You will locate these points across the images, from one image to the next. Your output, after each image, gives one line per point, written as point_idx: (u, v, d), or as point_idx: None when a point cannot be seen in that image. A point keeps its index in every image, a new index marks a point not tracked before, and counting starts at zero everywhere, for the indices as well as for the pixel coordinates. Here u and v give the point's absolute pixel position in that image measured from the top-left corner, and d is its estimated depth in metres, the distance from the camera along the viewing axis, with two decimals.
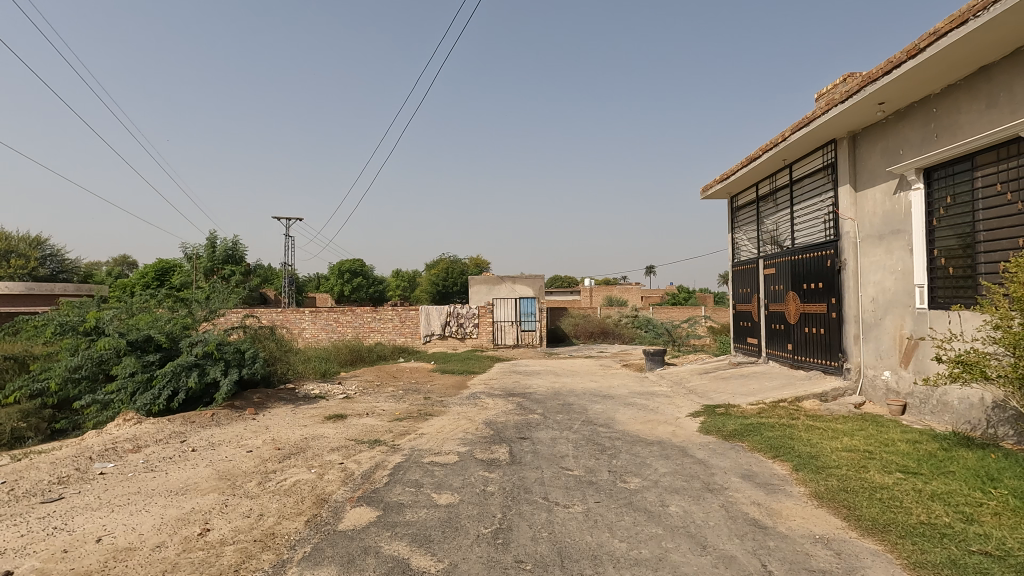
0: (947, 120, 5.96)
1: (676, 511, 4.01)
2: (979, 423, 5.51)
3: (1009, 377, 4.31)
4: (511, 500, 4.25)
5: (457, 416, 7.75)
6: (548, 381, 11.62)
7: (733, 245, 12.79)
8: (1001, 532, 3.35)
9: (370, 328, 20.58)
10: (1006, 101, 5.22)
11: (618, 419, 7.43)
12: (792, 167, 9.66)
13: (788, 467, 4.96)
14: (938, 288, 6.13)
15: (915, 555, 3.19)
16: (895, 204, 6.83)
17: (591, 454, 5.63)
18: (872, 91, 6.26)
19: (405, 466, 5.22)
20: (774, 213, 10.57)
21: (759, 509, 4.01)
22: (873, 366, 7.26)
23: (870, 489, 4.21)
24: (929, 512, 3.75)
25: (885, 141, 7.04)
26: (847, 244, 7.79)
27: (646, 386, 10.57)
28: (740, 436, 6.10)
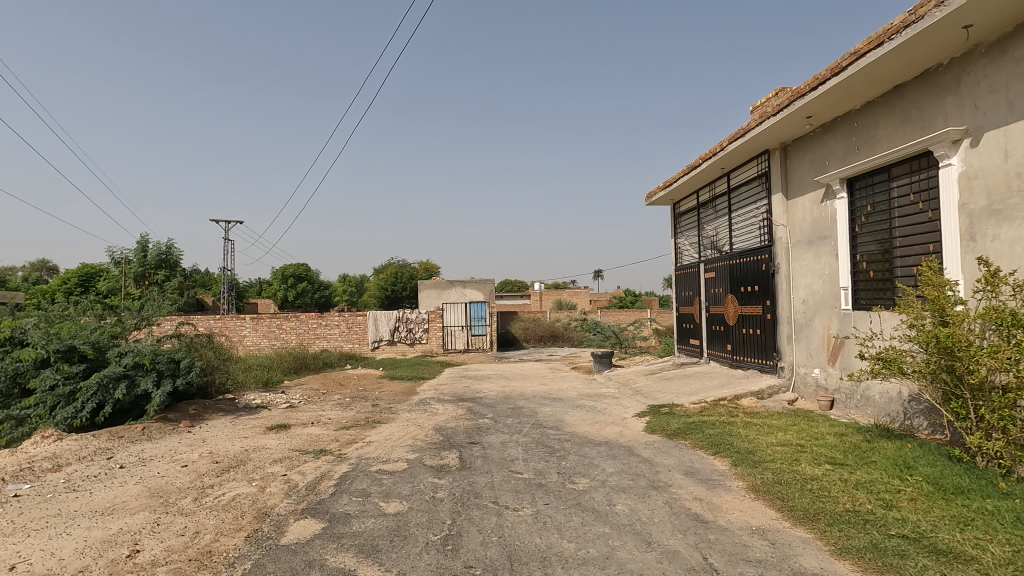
0: (867, 134, 6.41)
1: (623, 510, 4.10)
2: (897, 416, 5.93)
3: (922, 372, 4.66)
4: (460, 505, 4.23)
5: (406, 423, 7.64)
6: (498, 386, 11.62)
7: (676, 250, 13.25)
8: (916, 516, 3.63)
9: (316, 335, 19.98)
10: (918, 117, 5.66)
11: (567, 421, 7.52)
12: (729, 175, 10.13)
13: (728, 463, 5.18)
14: (861, 290, 6.58)
15: (842, 541, 3.40)
16: (822, 211, 7.28)
17: (540, 457, 5.68)
18: (801, 105, 6.65)
19: (351, 475, 5.09)
20: (713, 219, 11.03)
21: (701, 504, 4.16)
22: (804, 365, 7.68)
23: (801, 480, 4.46)
24: (853, 500, 4.00)
25: (813, 152, 7.49)
26: (780, 249, 8.21)
27: (595, 388, 10.75)
28: (684, 434, 6.32)
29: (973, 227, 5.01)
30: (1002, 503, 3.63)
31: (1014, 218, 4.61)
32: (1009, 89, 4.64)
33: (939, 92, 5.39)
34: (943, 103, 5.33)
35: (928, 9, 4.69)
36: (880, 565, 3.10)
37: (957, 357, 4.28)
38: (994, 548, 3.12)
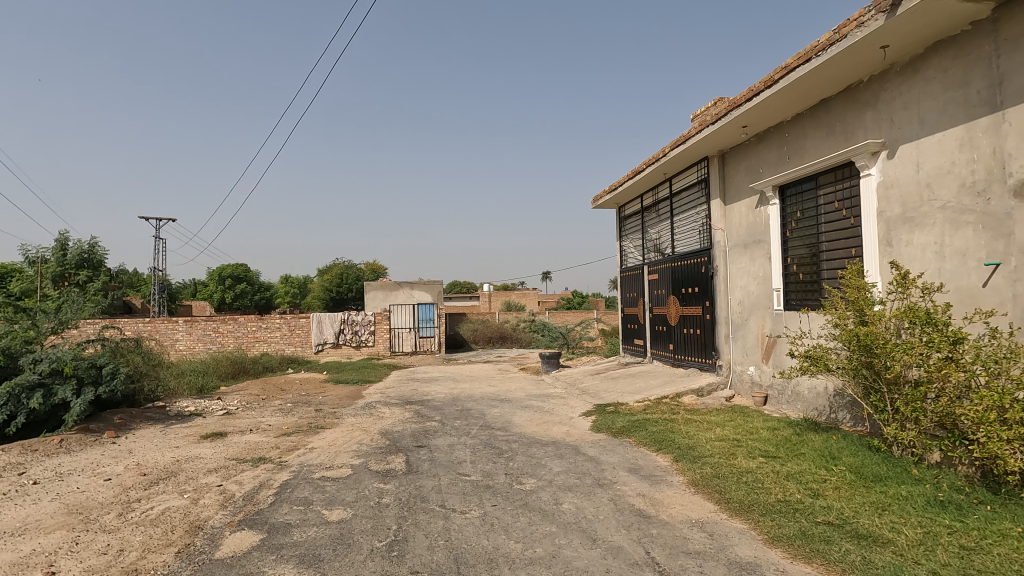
0: (797, 144, 6.78)
1: (569, 508, 4.16)
2: (823, 410, 6.30)
3: (845, 368, 4.98)
4: (406, 510, 4.16)
5: (351, 428, 7.46)
6: (447, 388, 11.53)
7: (621, 253, 13.58)
8: (840, 504, 3.87)
9: (255, 337, 19.18)
10: (842, 130, 6.04)
11: (515, 422, 7.56)
12: (671, 180, 10.48)
13: (670, 459, 5.36)
14: (792, 291, 6.96)
15: (774, 530, 3.58)
16: (757, 216, 7.65)
17: (488, 458, 5.68)
18: (737, 115, 6.97)
19: (292, 483, 4.92)
20: (657, 222, 11.37)
21: (644, 500, 4.28)
22: (740, 363, 8.04)
23: (738, 474, 4.66)
24: (784, 490, 4.23)
25: (748, 160, 7.86)
26: (718, 252, 8.57)
27: (543, 388, 10.86)
28: (629, 432, 6.47)
29: (890, 233, 5.40)
30: (914, 489, 3.93)
31: (925, 224, 4.99)
32: (920, 105, 5.03)
33: (860, 106, 5.78)
34: (864, 117, 5.72)
35: (851, 28, 5.01)
36: (808, 551, 3.28)
37: (874, 354, 4.61)
38: (907, 531, 3.38)
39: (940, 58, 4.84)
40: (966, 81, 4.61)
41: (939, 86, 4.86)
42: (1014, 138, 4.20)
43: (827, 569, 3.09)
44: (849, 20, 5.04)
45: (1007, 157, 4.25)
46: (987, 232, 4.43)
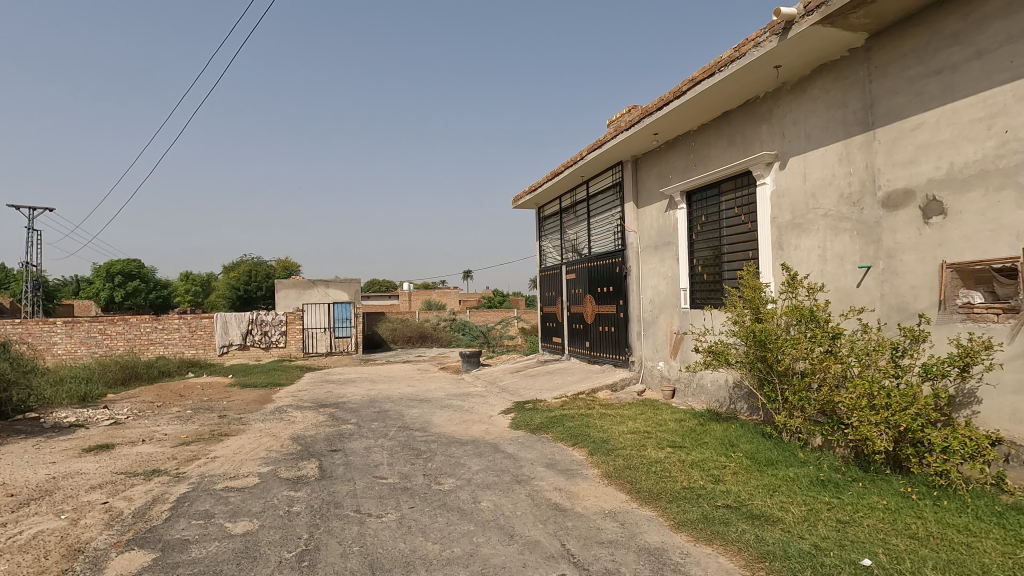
0: (702, 153, 7.23)
1: (487, 506, 4.18)
2: (724, 401, 6.77)
3: (743, 362, 5.39)
4: (319, 517, 4.00)
5: (259, 434, 7.05)
6: (364, 389, 11.20)
7: (540, 252, 13.84)
8: (738, 487, 4.18)
9: (150, 339, 17.64)
10: (741, 141, 6.51)
11: (433, 422, 7.48)
12: (588, 183, 10.81)
13: (585, 452, 5.53)
14: (698, 291, 7.41)
15: (679, 515, 3.80)
16: (666, 220, 8.07)
17: (406, 459, 5.58)
18: (649, 123, 7.31)
19: (191, 496, 4.57)
20: (574, 223, 11.68)
21: (560, 494, 4.39)
22: (651, 358, 8.46)
23: (647, 464, 4.90)
24: (689, 477, 4.50)
25: (659, 166, 8.28)
26: (631, 253, 8.96)
27: (463, 387, 10.83)
28: (546, 428, 6.61)
29: (781, 237, 5.89)
30: (801, 471, 4.32)
31: (810, 230, 5.50)
32: (807, 122, 5.54)
33: (757, 120, 6.26)
34: (760, 130, 6.20)
35: (749, 47, 5.41)
36: (708, 533, 3.51)
37: (767, 348, 5.02)
38: (793, 509, 3.72)
39: (824, 80, 5.34)
40: (844, 102, 5.12)
41: (823, 105, 5.36)
42: (883, 155, 4.72)
43: (726, 548, 3.32)
44: (747, 39, 5.43)
45: (877, 171, 4.77)
46: (860, 238, 4.95)
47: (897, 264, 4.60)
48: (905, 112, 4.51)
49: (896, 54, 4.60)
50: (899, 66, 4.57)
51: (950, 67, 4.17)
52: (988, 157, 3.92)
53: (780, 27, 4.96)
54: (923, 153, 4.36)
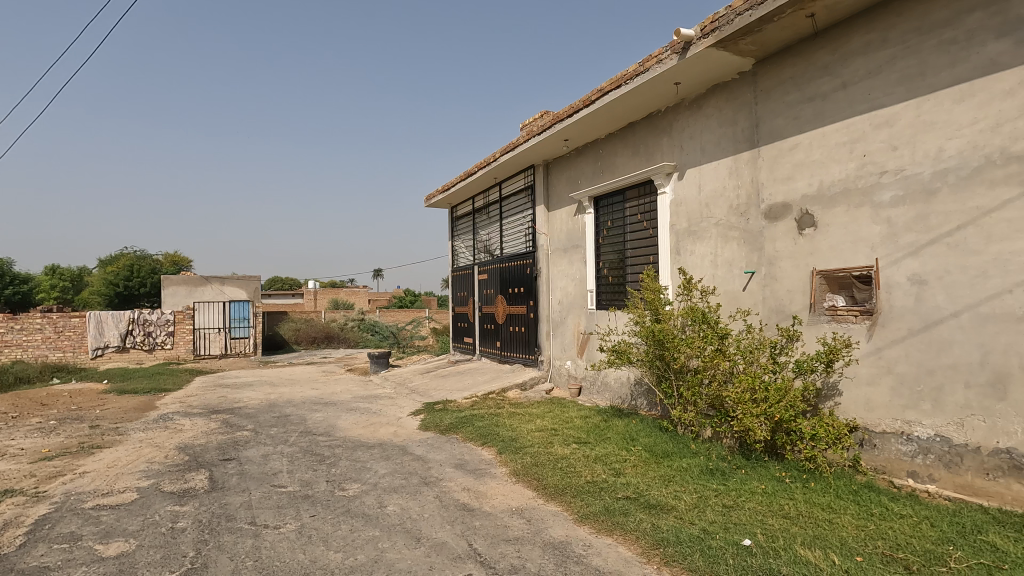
0: (609, 160, 7.55)
1: (394, 510, 4.09)
2: (626, 397, 7.11)
3: (643, 360, 5.70)
4: (208, 533, 3.71)
5: (139, 444, 6.42)
6: (263, 393, 10.55)
7: (453, 252, 13.78)
8: (637, 479, 4.41)
9: (4, 341, 15.49)
10: (644, 151, 6.88)
11: (338, 426, 7.20)
12: (501, 184, 10.91)
13: (494, 451, 5.59)
14: (603, 292, 7.73)
15: (583, 508, 3.95)
16: (575, 223, 8.34)
17: (307, 466, 5.33)
18: (560, 129, 7.51)
19: (53, 518, 4.06)
20: (487, 224, 11.75)
21: (468, 494, 4.39)
22: (559, 357, 8.70)
23: (554, 460, 5.03)
24: (592, 471, 4.69)
25: (569, 171, 8.54)
26: (542, 255, 9.16)
27: (371, 389, 10.52)
28: (456, 429, 6.59)
29: (678, 243, 6.30)
30: (693, 461, 4.64)
31: (704, 237, 5.92)
32: (703, 137, 5.96)
33: (658, 133, 6.65)
34: (661, 142, 6.59)
35: (652, 63, 5.73)
36: (609, 525, 3.67)
37: (665, 346, 5.35)
38: (685, 496, 3.99)
39: (717, 99, 5.78)
40: (734, 120, 5.58)
41: (716, 122, 5.81)
42: (765, 171, 5.19)
43: (625, 538, 3.49)
44: (651, 55, 5.75)
45: (761, 186, 5.24)
46: (746, 246, 5.40)
47: (777, 270, 5.07)
48: (785, 133, 4.99)
49: (778, 80, 5.08)
50: (779, 91, 5.05)
51: (820, 95, 4.68)
52: (850, 177, 4.44)
53: (680, 46, 5.30)
54: (799, 171, 4.85)
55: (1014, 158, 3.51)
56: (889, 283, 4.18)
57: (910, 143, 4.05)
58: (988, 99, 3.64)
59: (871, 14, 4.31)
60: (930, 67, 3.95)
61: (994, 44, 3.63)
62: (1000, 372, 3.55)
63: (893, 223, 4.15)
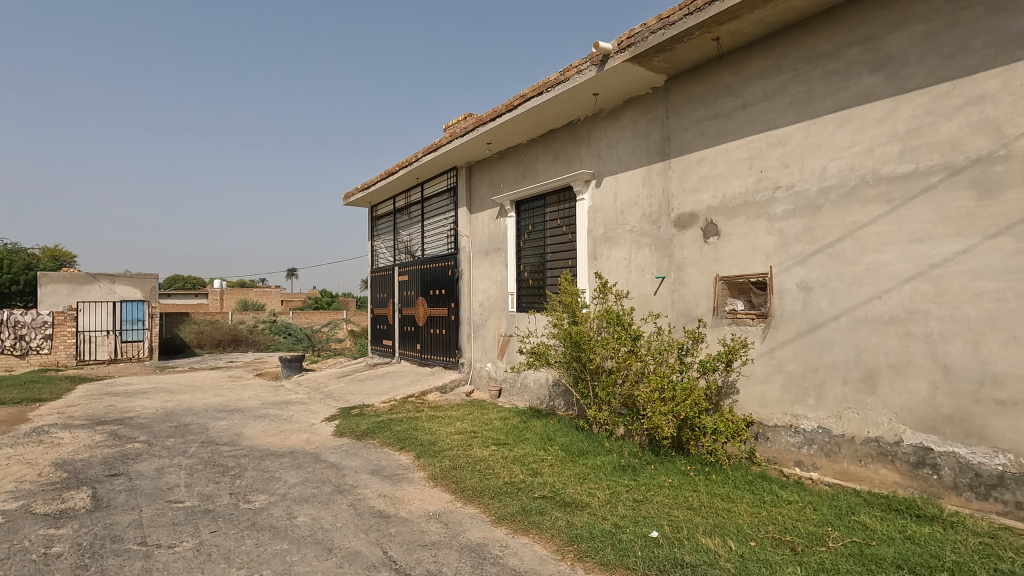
0: (531, 165, 7.68)
1: (304, 521, 3.91)
2: (544, 398, 7.25)
3: (561, 361, 5.84)
4: (89, 557, 3.36)
5: (6, 462, 5.70)
6: (158, 401, 9.72)
7: (372, 252, 13.42)
8: (553, 478, 4.51)
9: None
10: (565, 158, 7.06)
11: (245, 434, 6.78)
12: (423, 185, 10.77)
13: (412, 456, 5.50)
14: (524, 295, 7.84)
15: (500, 510, 3.97)
16: (497, 226, 8.40)
17: (209, 478, 4.97)
18: (483, 132, 7.53)
19: None
20: (408, 225, 11.55)
21: (384, 501, 4.29)
22: (479, 360, 8.71)
23: (472, 463, 5.03)
24: (510, 472, 4.74)
25: (491, 175, 8.59)
26: (463, 257, 9.15)
27: (282, 394, 10.00)
28: (373, 434, 6.41)
29: (596, 248, 6.52)
30: (606, 458, 4.82)
31: (619, 243, 6.17)
32: (619, 147, 6.21)
33: (578, 141, 6.85)
34: (580, 150, 6.80)
35: (573, 73, 5.89)
36: (525, 524, 3.73)
37: (582, 348, 5.51)
38: (599, 493, 4.13)
39: (633, 112, 6.05)
40: (648, 133, 5.86)
41: (631, 133, 6.07)
42: (676, 182, 5.49)
43: (540, 536, 3.56)
44: (571, 65, 5.91)
45: (671, 196, 5.54)
46: (657, 252, 5.70)
47: (684, 276, 5.38)
48: (693, 147, 5.31)
49: (687, 97, 5.40)
50: (689, 107, 5.37)
51: (724, 113, 5.03)
52: (749, 190, 4.80)
53: (599, 59, 5.49)
54: (705, 183, 5.18)
55: (884, 179, 3.96)
56: (781, 288, 4.56)
57: (799, 162, 4.45)
58: (864, 125, 4.08)
59: (768, 42, 4.69)
60: (817, 94, 4.37)
61: (869, 77, 4.07)
62: (871, 369, 3.99)
63: (785, 234, 4.54)
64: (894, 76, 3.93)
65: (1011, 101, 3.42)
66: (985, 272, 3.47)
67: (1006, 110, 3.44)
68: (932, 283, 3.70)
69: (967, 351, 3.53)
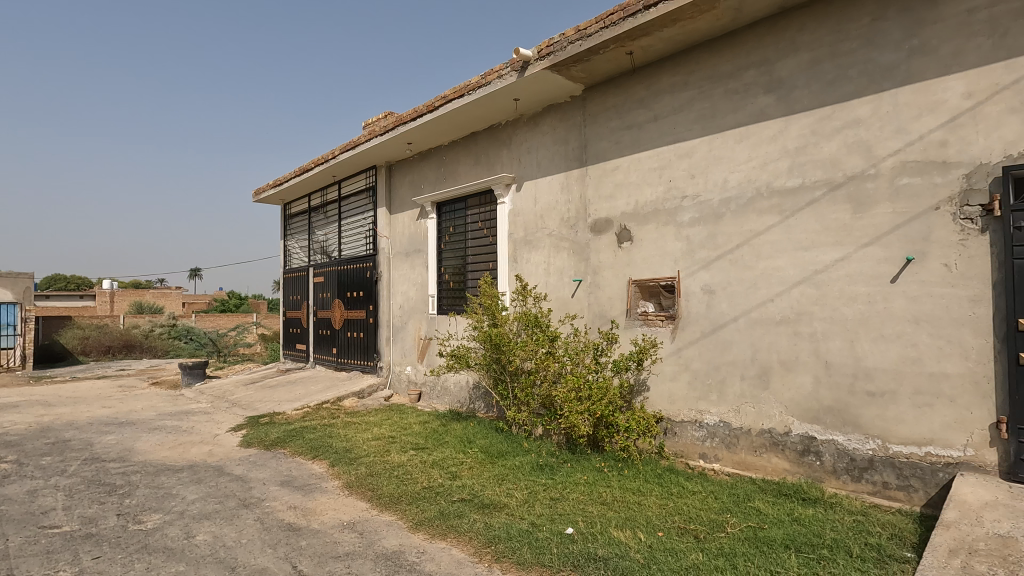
0: (452, 167, 7.65)
1: (204, 540, 3.65)
2: (464, 401, 7.23)
3: (480, 363, 5.86)
4: None
5: None
6: (32, 415, 8.68)
7: (285, 252, 12.78)
8: (472, 481, 4.51)
9: None
10: (486, 162, 7.09)
11: (137, 448, 6.22)
12: (341, 183, 10.41)
13: (325, 464, 5.29)
14: (444, 297, 7.79)
15: (417, 515, 3.91)
16: (417, 228, 8.28)
17: (92, 499, 4.51)
18: (403, 132, 7.39)
19: None
20: (324, 224, 11.12)
21: (294, 513, 4.09)
22: (399, 363, 8.55)
23: (390, 469, 4.92)
24: (429, 476, 4.68)
25: (412, 175, 8.46)
26: (383, 259, 8.93)
27: (181, 404, 9.27)
28: (283, 443, 6.10)
29: (516, 251, 6.60)
30: (525, 458, 4.89)
31: (538, 246, 6.29)
32: (539, 153, 6.34)
33: (499, 145, 6.92)
34: (501, 154, 6.86)
35: (494, 77, 5.93)
36: (443, 529, 3.70)
37: (501, 350, 5.56)
38: (516, 493, 4.18)
39: (552, 118, 6.20)
40: (566, 140, 6.03)
41: (550, 139, 6.21)
42: (592, 188, 5.69)
43: (458, 540, 3.54)
44: (492, 69, 5.95)
45: (588, 201, 5.73)
46: (574, 256, 5.86)
47: (600, 279, 5.58)
48: (608, 155, 5.52)
49: (603, 107, 5.61)
50: (604, 117, 5.58)
51: (637, 124, 5.27)
52: (659, 199, 5.07)
53: (519, 65, 5.57)
54: (619, 191, 5.41)
55: (776, 192, 4.32)
56: (687, 291, 4.85)
57: (704, 173, 4.76)
58: (759, 142, 4.43)
59: (677, 59, 4.98)
60: (719, 110, 4.69)
61: (763, 97, 4.43)
62: (765, 366, 4.33)
63: (690, 241, 4.83)
64: (785, 98, 4.31)
65: (879, 125, 3.85)
66: (858, 277, 3.88)
67: (875, 134, 3.87)
68: (816, 287, 4.08)
69: (844, 349, 3.93)
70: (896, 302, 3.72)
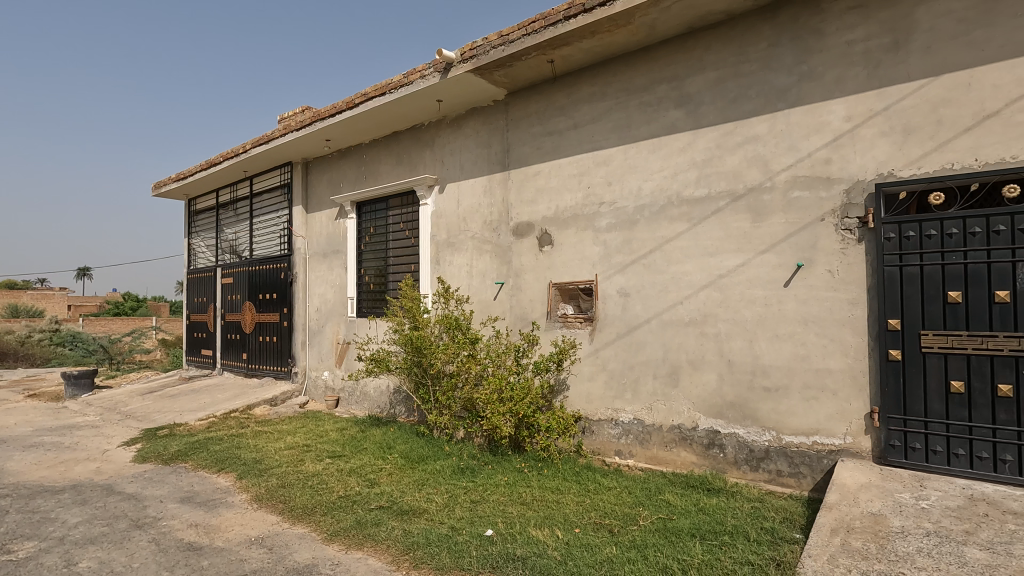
0: (373, 167, 7.47)
1: (89, 567, 3.31)
2: (384, 406, 7.06)
3: (401, 367, 5.75)
4: None
5: None
6: None
7: (189, 251, 11.90)
8: (391, 487, 4.41)
9: None
10: (408, 162, 6.98)
11: (8, 469, 5.54)
12: (253, 179, 9.84)
13: (232, 477, 4.97)
14: (364, 300, 7.58)
15: (332, 526, 3.77)
16: (336, 227, 8.00)
17: None
18: (321, 128, 7.11)
19: None
20: (234, 222, 10.46)
21: (196, 531, 3.81)
22: (315, 368, 8.21)
23: (303, 479, 4.71)
24: (346, 485, 4.53)
25: (331, 173, 8.17)
26: (298, 259, 8.54)
27: (64, 418, 8.37)
28: (185, 456, 5.67)
29: (438, 254, 6.55)
30: (445, 462, 4.85)
31: (461, 249, 6.28)
32: (462, 155, 6.32)
33: (421, 145, 6.83)
34: (424, 155, 6.78)
35: (417, 77, 5.85)
36: (360, 538, 3.59)
37: (422, 353, 5.49)
38: (436, 498, 4.14)
39: (475, 121, 6.21)
40: (489, 143, 6.06)
41: (473, 142, 6.22)
42: (514, 192, 5.76)
43: (375, 549, 3.45)
44: (414, 69, 5.87)
45: (510, 205, 5.79)
46: (497, 259, 5.90)
47: (522, 282, 5.66)
48: (530, 160, 5.61)
49: (525, 112, 5.70)
50: (526, 123, 5.67)
51: (558, 131, 5.40)
52: (579, 204, 5.22)
53: (442, 66, 5.53)
54: (540, 196, 5.51)
55: (685, 201, 4.58)
56: (604, 294, 5.03)
57: (620, 181, 4.95)
58: (670, 153, 4.68)
59: (595, 70, 5.15)
60: (634, 121, 4.91)
61: (674, 111, 4.68)
62: (675, 365, 4.57)
63: (608, 245, 5.01)
64: (693, 112, 4.58)
65: (775, 142, 4.19)
66: (757, 282, 4.20)
67: (771, 149, 4.21)
68: (721, 290, 4.36)
69: (745, 348, 4.23)
70: (789, 305, 4.06)
